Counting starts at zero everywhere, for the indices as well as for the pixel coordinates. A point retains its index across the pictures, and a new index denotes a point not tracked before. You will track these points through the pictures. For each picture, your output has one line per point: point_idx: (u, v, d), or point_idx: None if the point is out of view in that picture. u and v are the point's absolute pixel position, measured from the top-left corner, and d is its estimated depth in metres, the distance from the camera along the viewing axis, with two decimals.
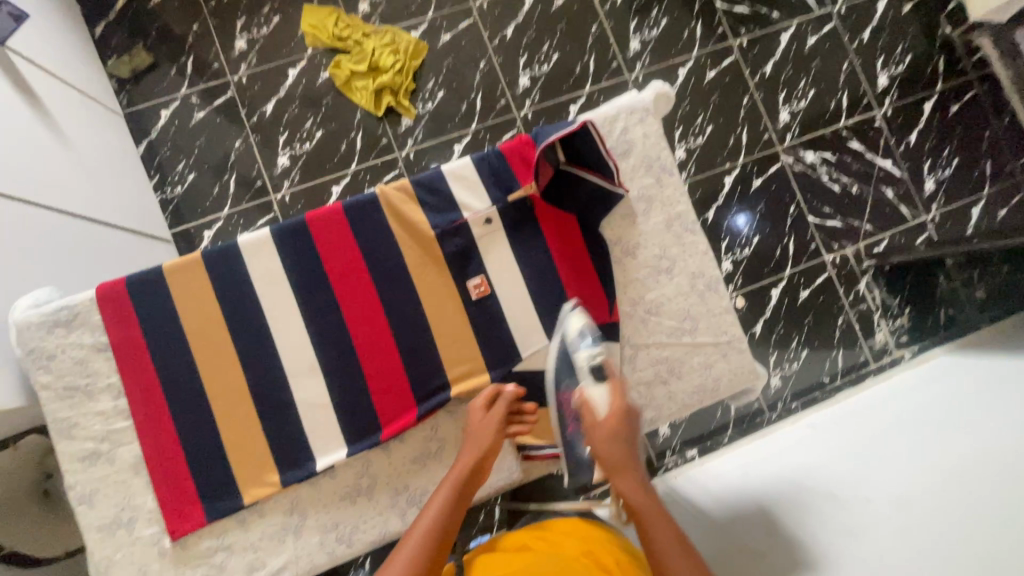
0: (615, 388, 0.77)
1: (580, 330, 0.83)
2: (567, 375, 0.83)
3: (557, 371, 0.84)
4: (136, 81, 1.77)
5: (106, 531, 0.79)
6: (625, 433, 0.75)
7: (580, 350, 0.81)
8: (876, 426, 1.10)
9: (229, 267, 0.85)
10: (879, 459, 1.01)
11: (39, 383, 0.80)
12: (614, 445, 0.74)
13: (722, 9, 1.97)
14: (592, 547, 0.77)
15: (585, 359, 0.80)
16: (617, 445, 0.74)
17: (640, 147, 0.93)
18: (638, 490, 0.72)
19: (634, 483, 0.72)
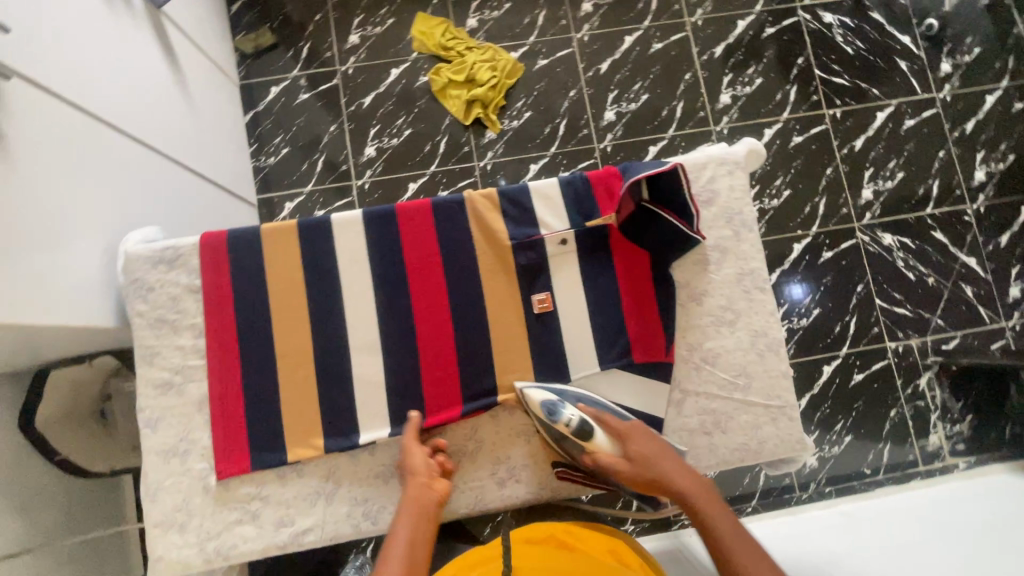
0: (608, 424, 0.83)
1: (544, 402, 0.82)
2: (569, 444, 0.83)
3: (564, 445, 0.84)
4: (256, 57, 1.93)
5: (164, 456, 0.86)
6: (644, 453, 0.80)
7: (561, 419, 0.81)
8: (898, 527, 1.12)
9: (319, 238, 0.91)
10: (897, 562, 1.00)
11: (136, 310, 0.88)
12: (645, 466, 0.79)
13: (820, 78, 1.97)
14: (620, 544, 0.77)
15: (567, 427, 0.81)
16: (648, 465, 0.79)
17: (724, 198, 0.94)
18: (686, 483, 0.78)
19: (679, 475, 0.79)
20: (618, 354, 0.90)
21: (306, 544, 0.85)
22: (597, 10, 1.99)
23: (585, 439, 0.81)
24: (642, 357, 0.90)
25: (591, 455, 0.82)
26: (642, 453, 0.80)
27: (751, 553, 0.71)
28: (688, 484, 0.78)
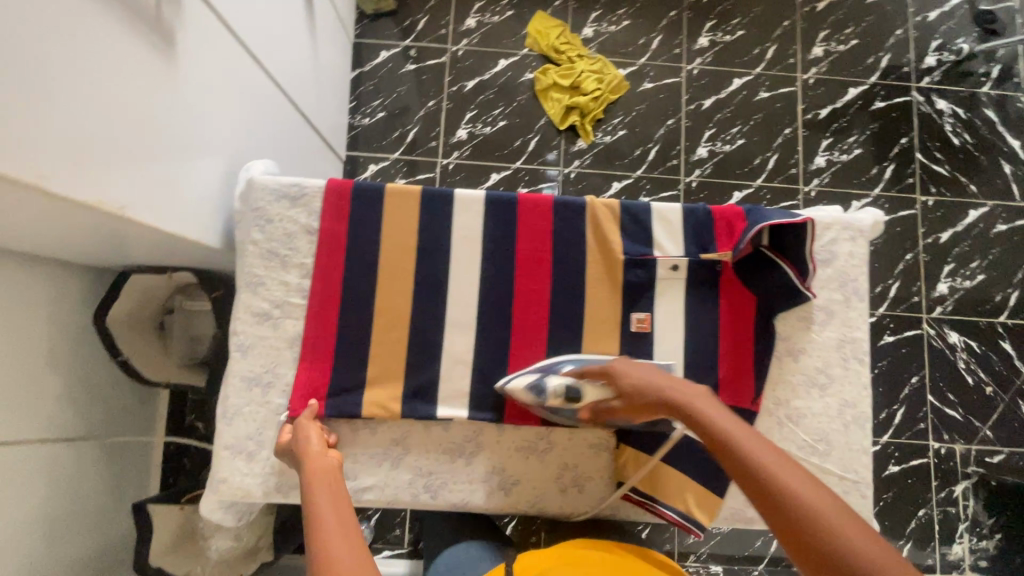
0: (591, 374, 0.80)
1: (525, 383, 0.82)
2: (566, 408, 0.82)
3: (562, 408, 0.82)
4: (372, 19, 1.96)
5: (247, 383, 0.87)
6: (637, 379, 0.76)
7: (548, 388, 0.80)
8: None
9: (439, 209, 0.93)
10: None
11: (252, 238, 0.90)
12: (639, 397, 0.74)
13: (920, 162, 1.95)
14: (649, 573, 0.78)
15: (557, 396, 0.79)
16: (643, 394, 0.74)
17: (842, 262, 0.93)
18: (680, 392, 0.72)
19: (670, 384, 0.73)
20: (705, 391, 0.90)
21: (363, 501, 0.86)
22: (713, 46, 1.98)
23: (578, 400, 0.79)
24: (727, 399, 0.89)
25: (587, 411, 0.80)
26: (631, 384, 0.75)
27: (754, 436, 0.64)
28: (682, 391, 0.72)
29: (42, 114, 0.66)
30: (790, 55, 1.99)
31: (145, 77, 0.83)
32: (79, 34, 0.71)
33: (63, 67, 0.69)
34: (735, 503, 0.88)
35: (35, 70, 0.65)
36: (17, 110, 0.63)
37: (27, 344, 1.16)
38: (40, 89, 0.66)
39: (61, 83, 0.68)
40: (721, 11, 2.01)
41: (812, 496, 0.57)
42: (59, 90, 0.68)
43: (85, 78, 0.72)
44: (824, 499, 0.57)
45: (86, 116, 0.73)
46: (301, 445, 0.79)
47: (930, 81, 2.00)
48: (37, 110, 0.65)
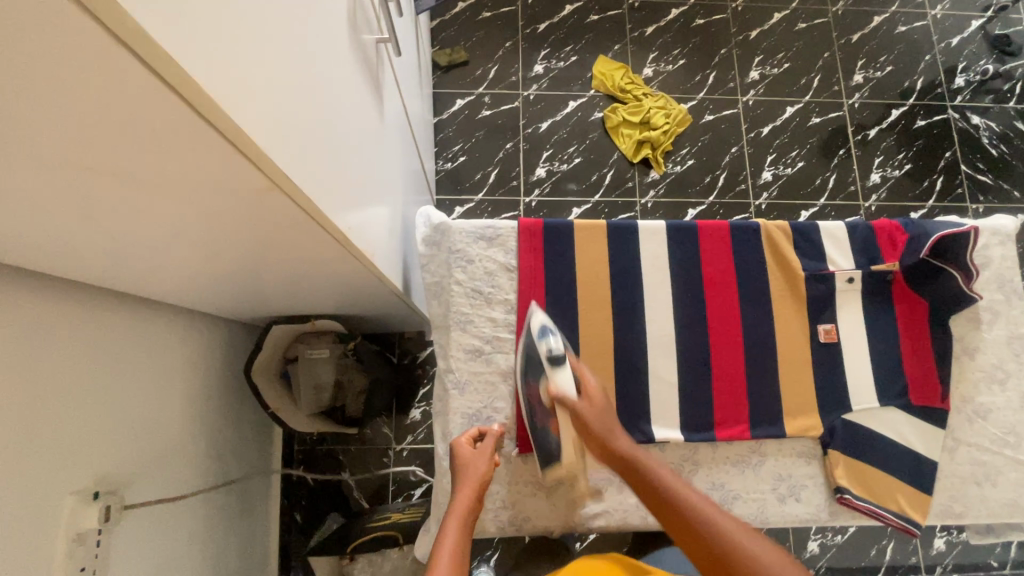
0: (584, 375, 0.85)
1: (542, 324, 0.88)
2: (534, 368, 0.88)
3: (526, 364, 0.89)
4: (446, 70, 2.06)
5: (467, 418, 0.90)
6: (608, 410, 0.81)
7: (542, 342, 0.85)
8: None
9: (627, 240, 0.98)
10: None
11: (457, 279, 0.95)
12: (597, 419, 0.79)
13: (965, 173, 2.11)
14: None
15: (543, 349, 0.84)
16: (603, 427, 0.78)
17: (997, 265, 1.01)
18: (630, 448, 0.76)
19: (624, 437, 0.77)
20: (897, 394, 0.95)
21: (594, 527, 0.89)
22: (764, 79, 2.14)
23: (551, 369, 0.83)
24: (919, 400, 0.94)
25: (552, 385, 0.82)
26: (599, 415, 0.79)
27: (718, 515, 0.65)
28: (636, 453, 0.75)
29: (339, 170, 0.73)
30: (834, 83, 2.16)
31: (371, 135, 0.90)
32: (351, 100, 0.79)
33: (348, 135, 0.78)
34: (943, 500, 0.92)
35: (336, 130, 0.72)
36: (332, 166, 0.69)
37: (180, 407, 1.15)
38: (341, 155, 0.74)
39: (348, 148, 0.78)
40: (766, 47, 2.18)
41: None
42: (346, 155, 0.77)
43: (355, 142, 0.81)
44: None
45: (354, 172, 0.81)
46: (470, 457, 0.82)
47: (962, 99, 2.18)
48: (337, 166, 0.72)
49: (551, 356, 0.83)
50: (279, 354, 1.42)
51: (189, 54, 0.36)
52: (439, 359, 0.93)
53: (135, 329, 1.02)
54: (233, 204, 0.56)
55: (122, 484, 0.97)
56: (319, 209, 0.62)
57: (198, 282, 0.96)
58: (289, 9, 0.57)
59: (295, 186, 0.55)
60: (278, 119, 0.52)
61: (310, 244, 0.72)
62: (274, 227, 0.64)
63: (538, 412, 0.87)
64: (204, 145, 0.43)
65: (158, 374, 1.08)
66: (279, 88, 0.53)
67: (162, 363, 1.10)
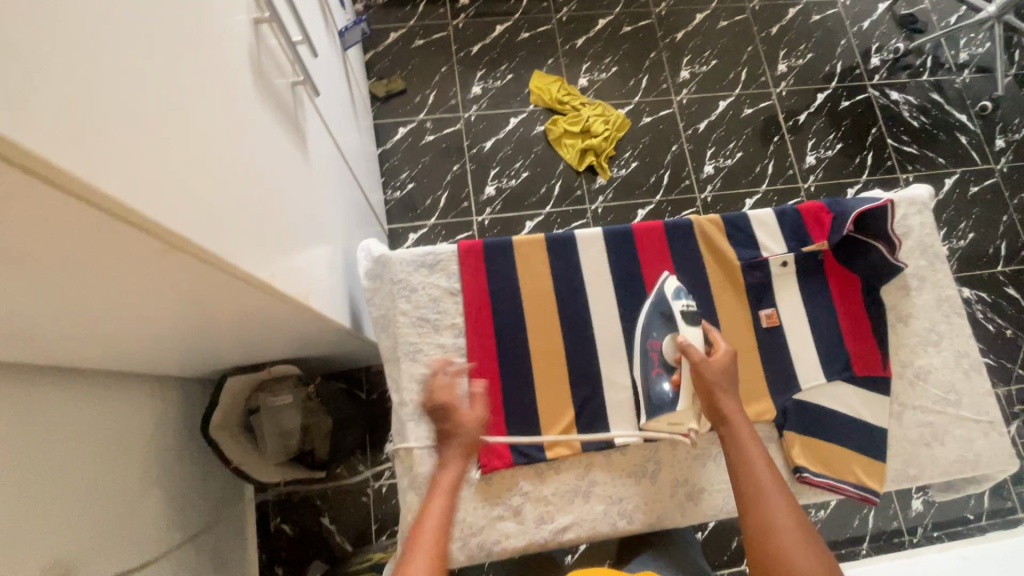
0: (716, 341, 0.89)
1: (677, 286, 0.96)
2: (658, 324, 0.92)
3: (648, 321, 0.93)
4: (385, 100, 2.07)
5: (426, 449, 0.89)
6: (730, 374, 0.84)
7: (677, 301, 0.93)
8: None
9: (566, 251, 1.00)
10: None
11: (402, 309, 0.94)
12: (722, 381, 0.83)
13: (892, 146, 2.22)
14: None
15: (680, 307, 0.92)
16: (722, 382, 0.82)
17: (917, 233, 1.06)
18: (734, 413, 0.80)
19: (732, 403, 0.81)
20: (842, 368, 0.98)
21: (565, 542, 0.88)
22: (694, 77, 2.22)
23: (686, 326, 0.90)
24: (863, 371, 0.97)
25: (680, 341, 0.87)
26: (723, 371, 0.84)
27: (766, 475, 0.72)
28: (739, 416, 0.79)
29: (263, 220, 0.73)
30: (761, 74, 2.25)
31: (295, 173, 0.88)
32: (270, 148, 0.79)
33: (264, 175, 0.76)
34: (897, 465, 0.94)
35: (256, 181, 0.73)
36: (253, 217, 0.69)
37: (135, 475, 1.11)
38: (257, 196, 0.72)
39: (274, 196, 0.78)
40: (692, 47, 2.26)
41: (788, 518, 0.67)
42: (265, 195, 0.75)
43: (275, 182, 0.79)
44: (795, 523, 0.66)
45: (283, 218, 0.81)
46: None
47: (880, 78, 2.31)
48: (260, 215, 0.72)
49: (688, 313, 0.91)
50: (239, 408, 1.38)
51: (51, 138, 0.36)
52: (392, 393, 0.92)
53: (79, 400, 0.99)
54: (143, 269, 0.55)
55: (77, 565, 0.92)
56: (237, 265, 0.62)
57: (138, 349, 0.93)
58: (187, 72, 0.58)
59: (203, 246, 0.55)
60: (180, 184, 0.52)
61: (232, 294, 0.69)
62: (195, 287, 0.64)
63: (654, 362, 0.91)
64: (63, 208, 0.40)
65: (107, 444, 1.05)
66: (181, 153, 0.53)
67: (111, 432, 1.06)
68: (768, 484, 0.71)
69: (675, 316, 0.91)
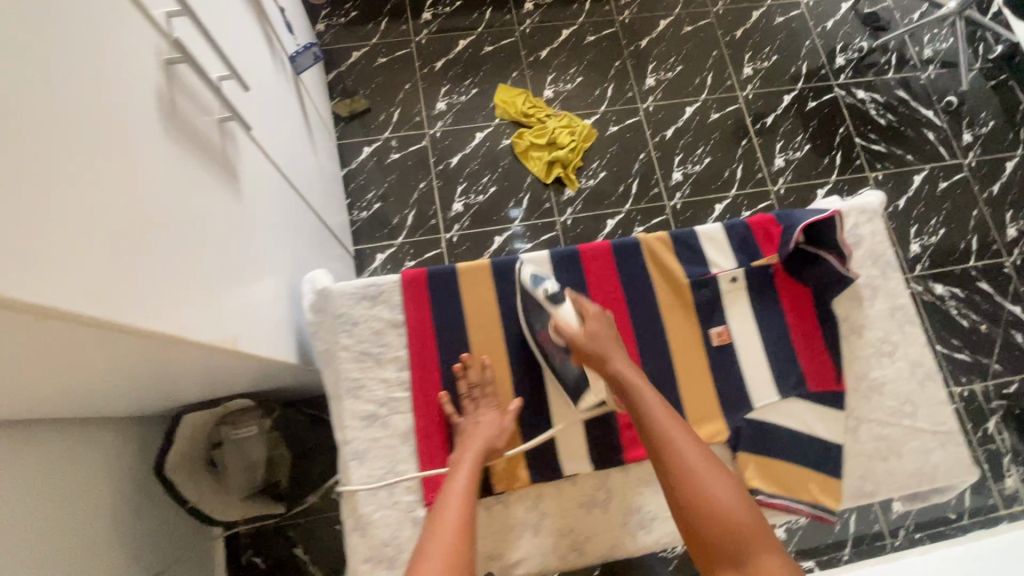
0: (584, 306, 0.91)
1: (530, 273, 0.93)
2: (538, 316, 0.92)
3: (530, 317, 0.93)
4: (349, 120, 2.06)
5: (371, 488, 0.87)
6: (608, 334, 0.88)
7: (539, 288, 0.91)
8: None
9: (512, 276, 0.98)
10: None
11: (343, 344, 0.92)
12: (604, 348, 0.86)
13: (860, 145, 2.21)
14: None
15: (542, 294, 0.90)
16: (606, 350, 0.86)
17: (868, 242, 1.05)
18: (630, 374, 0.85)
19: (626, 365, 0.85)
20: (796, 384, 0.96)
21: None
22: (660, 84, 2.21)
23: (555, 308, 0.89)
24: (817, 386, 0.96)
25: (557, 325, 0.88)
26: (603, 336, 0.87)
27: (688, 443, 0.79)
28: (635, 377, 0.84)
29: (188, 269, 0.71)
30: (726, 78, 2.25)
31: (223, 212, 0.85)
32: (195, 192, 0.77)
33: (182, 218, 0.72)
34: (853, 481, 0.93)
35: (177, 230, 0.70)
36: (172, 269, 0.67)
37: (96, 520, 1.09)
38: (171, 242, 0.68)
39: (202, 242, 0.76)
40: (657, 54, 2.26)
41: (723, 491, 0.75)
42: (183, 240, 0.71)
43: (199, 224, 0.76)
44: (729, 494, 0.75)
45: (214, 263, 0.79)
46: None
47: (845, 77, 2.31)
48: (182, 266, 0.69)
49: (550, 295, 0.89)
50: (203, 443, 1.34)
51: None
52: (336, 432, 0.90)
53: (37, 447, 0.96)
54: (36, 339, 0.53)
55: None
56: (149, 326, 0.60)
57: (86, 406, 0.89)
58: (82, 132, 0.55)
59: (98, 313, 0.53)
60: (66, 253, 0.50)
61: (145, 348, 0.65)
62: (106, 348, 0.61)
63: (551, 352, 0.92)
64: None
65: (66, 492, 1.02)
66: (69, 219, 0.51)
67: (74, 478, 1.03)
68: (695, 456, 0.78)
69: (541, 303, 0.91)
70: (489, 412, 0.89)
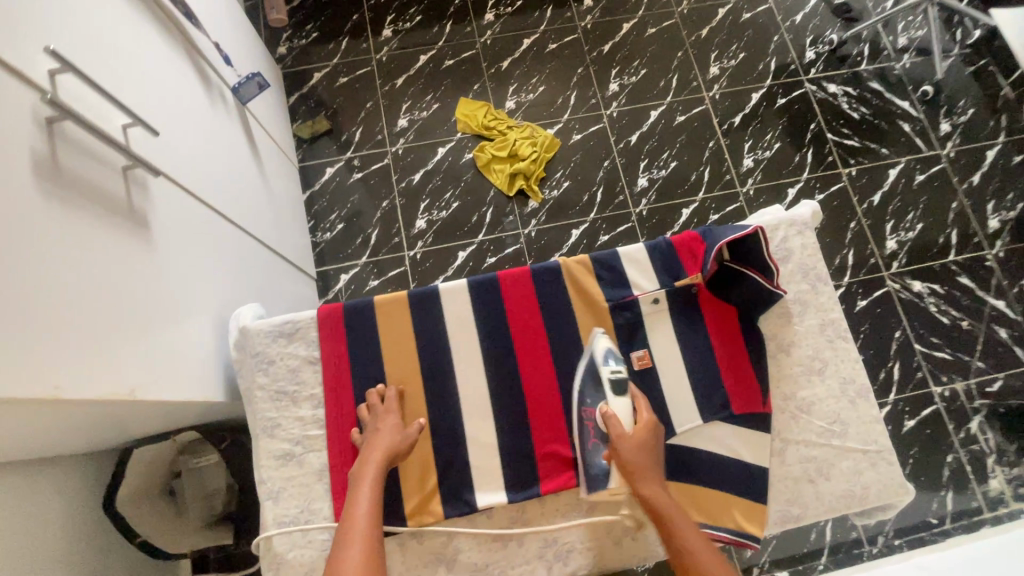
0: (638, 407, 0.91)
1: (605, 349, 0.94)
2: (591, 391, 0.92)
3: (582, 388, 0.92)
4: (311, 142, 2.07)
5: (285, 528, 0.88)
6: (647, 445, 0.87)
7: (605, 365, 0.92)
8: None
9: (429, 306, 0.97)
10: None
11: (258, 383, 0.92)
12: (642, 461, 0.85)
13: (833, 140, 2.16)
14: None
15: (608, 373, 0.91)
16: (643, 462, 0.85)
17: (798, 256, 1.02)
18: (658, 494, 0.83)
19: (657, 487, 0.83)
20: (719, 407, 0.94)
21: None
22: (623, 89, 2.19)
23: (614, 395, 0.90)
24: (741, 408, 0.93)
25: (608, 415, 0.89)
26: (641, 448, 0.86)
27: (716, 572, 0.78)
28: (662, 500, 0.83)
29: (61, 326, 0.70)
30: (692, 79, 2.22)
31: (122, 259, 0.84)
32: (80, 245, 0.76)
33: (65, 276, 0.72)
34: (779, 505, 0.91)
35: (53, 288, 0.70)
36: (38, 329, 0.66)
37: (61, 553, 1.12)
38: (41, 302, 0.67)
39: (86, 295, 0.75)
40: (620, 58, 2.23)
41: None
42: (64, 298, 0.71)
43: (86, 278, 0.76)
44: None
45: (103, 315, 0.78)
46: None
47: (816, 71, 2.25)
48: (53, 324, 0.69)
49: (614, 381, 0.91)
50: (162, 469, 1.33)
51: None
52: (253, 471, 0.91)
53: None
54: None
55: None
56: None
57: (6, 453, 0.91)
58: None
59: None
60: None
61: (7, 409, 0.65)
62: None
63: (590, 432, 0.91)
64: None
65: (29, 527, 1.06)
66: None
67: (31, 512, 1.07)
68: None
69: (603, 383, 0.91)
70: (388, 420, 0.89)
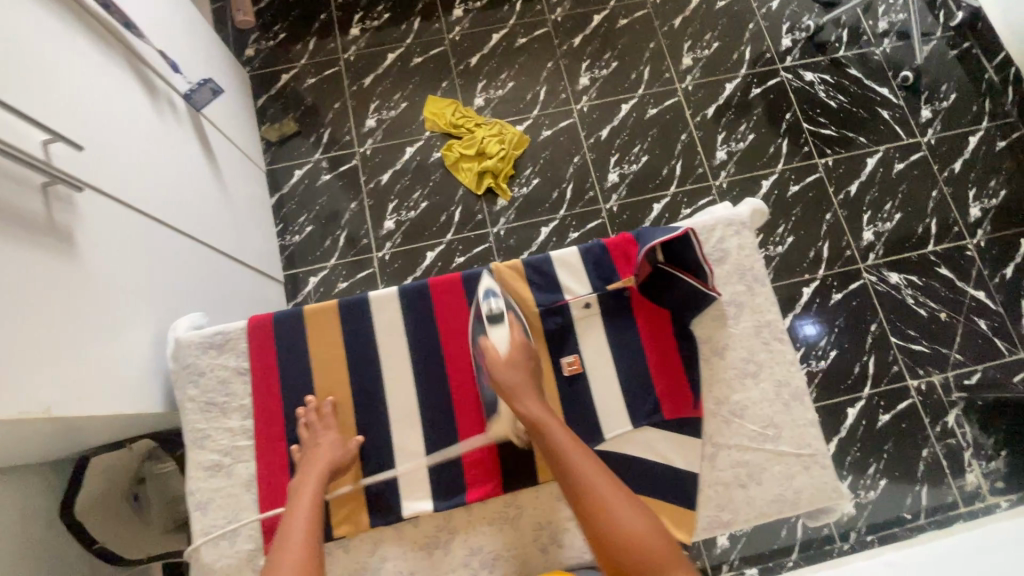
0: (516, 331, 0.92)
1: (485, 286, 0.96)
2: (477, 328, 0.95)
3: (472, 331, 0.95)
4: (279, 144, 2.07)
5: (212, 539, 0.88)
6: (523, 367, 0.89)
7: (484, 301, 0.94)
8: None
9: (359, 315, 0.97)
10: None
11: (187, 395, 0.93)
12: (517, 384, 0.86)
13: (809, 130, 2.11)
14: None
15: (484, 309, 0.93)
16: (517, 385, 0.86)
17: (735, 256, 1.00)
18: (537, 408, 0.84)
19: (534, 403, 0.85)
20: (650, 412, 0.93)
21: None
22: (594, 83, 2.15)
23: (489, 328, 0.92)
24: (671, 413, 0.92)
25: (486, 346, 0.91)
26: (517, 370, 0.88)
27: (597, 476, 0.77)
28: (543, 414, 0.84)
29: None
30: (665, 71, 2.18)
31: (41, 275, 0.84)
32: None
33: None
34: (709, 511, 0.90)
35: None
36: None
37: None
38: None
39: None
40: (591, 51, 2.20)
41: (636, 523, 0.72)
42: None
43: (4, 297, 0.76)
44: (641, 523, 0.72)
45: (19, 333, 0.78)
46: None
47: (792, 59, 2.20)
48: None
49: (489, 313, 0.92)
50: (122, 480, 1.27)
51: None
52: None
53: None
54: None
55: None
56: None
57: None
58: None
59: None
60: None
61: None
62: None
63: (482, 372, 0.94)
64: None
65: None
66: None
67: None
68: (605, 492, 0.75)
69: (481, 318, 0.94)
70: (328, 435, 0.90)
